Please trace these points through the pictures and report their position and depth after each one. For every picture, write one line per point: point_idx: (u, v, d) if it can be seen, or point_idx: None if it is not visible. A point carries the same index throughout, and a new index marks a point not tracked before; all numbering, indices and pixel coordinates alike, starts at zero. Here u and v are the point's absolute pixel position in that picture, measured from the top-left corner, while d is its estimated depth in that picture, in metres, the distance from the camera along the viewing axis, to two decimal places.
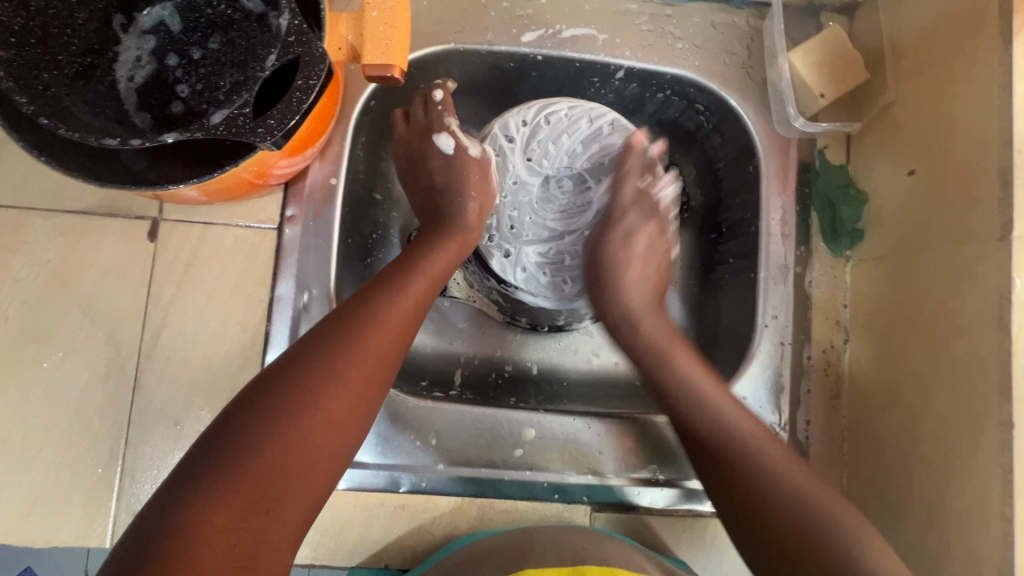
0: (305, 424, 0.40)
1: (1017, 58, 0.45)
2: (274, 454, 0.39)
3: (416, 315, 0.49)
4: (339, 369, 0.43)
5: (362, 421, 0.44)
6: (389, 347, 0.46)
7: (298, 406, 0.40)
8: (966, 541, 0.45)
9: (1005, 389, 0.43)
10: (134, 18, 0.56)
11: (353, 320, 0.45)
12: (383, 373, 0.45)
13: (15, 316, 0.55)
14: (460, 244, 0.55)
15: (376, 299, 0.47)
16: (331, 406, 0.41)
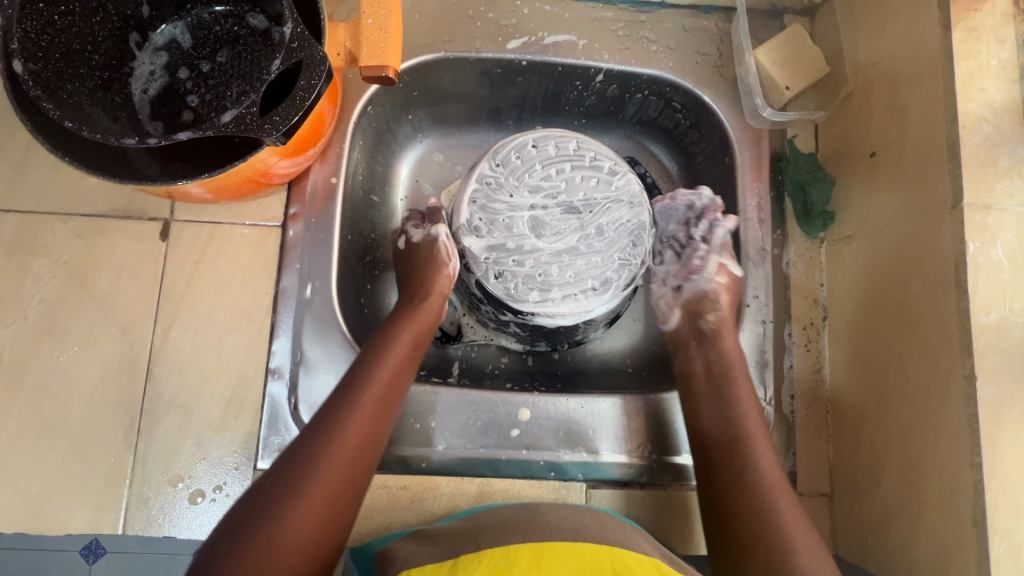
0: (280, 533, 0.43)
1: (956, 43, 0.49)
2: (261, 556, 0.42)
3: (382, 410, 0.53)
4: (318, 467, 0.47)
5: (340, 519, 0.47)
6: (365, 440, 0.50)
7: (282, 512, 0.44)
8: (942, 492, 0.47)
9: (966, 344, 0.46)
10: (148, 36, 0.61)
11: (329, 421, 0.50)
12: (362, 464, 0.49)
13: (34, 313, 0.58)
14: (418, 330, 0.59)
15: (348, 395, 0.52)
16: (313, 504, 0.45)
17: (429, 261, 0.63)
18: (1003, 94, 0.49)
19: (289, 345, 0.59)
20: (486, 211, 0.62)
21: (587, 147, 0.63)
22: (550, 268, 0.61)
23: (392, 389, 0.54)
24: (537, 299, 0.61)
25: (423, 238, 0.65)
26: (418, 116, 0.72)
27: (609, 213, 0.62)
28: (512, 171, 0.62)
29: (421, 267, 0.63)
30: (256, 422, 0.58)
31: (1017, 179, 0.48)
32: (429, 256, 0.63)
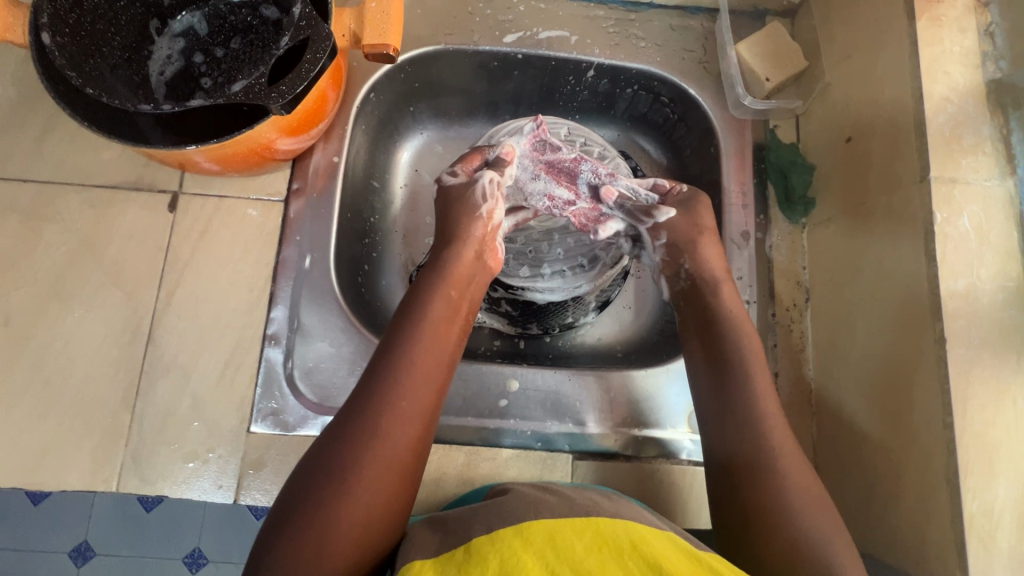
0: (346, 498, 0.42)
1: (920, 31, 0.53)
2: (321, 532, 0.40)
3: (437, 363, 0.50)
4: (376, 424, 0.45)
5: (406, 475, 0.45)
6: (415, 402, 0.47)
7: (339, 488, 0.42)
8: (920, 455, 0.48)
9: (937, 309, 0.48)
10: (167, 23, 0.65)
11: (383, 376, 0.47)
12: (416, 430, 0.46)
13: (44, 276, 0.60)
14: (462, 280, 0.56)
15: (393, 356, 0.48)
16: (377, 458, 0.44)
17: (465, 210, 0.59)
18: (966, 78, 0.52)
19: (286, 313, 0.61)
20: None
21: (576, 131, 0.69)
22: (541, 245, 0.67)
23: (436, 348, 0.51)
24: (527, 275, 0.68)
25: (460, 184, 0.61)
26: (419, 108, 0.75)
27: None
28: None
29: (461, 216, 0.59)
30: (250, 385, 0.59)
31: (981, 155, 0.50)
32: (467, 201, 0.60)
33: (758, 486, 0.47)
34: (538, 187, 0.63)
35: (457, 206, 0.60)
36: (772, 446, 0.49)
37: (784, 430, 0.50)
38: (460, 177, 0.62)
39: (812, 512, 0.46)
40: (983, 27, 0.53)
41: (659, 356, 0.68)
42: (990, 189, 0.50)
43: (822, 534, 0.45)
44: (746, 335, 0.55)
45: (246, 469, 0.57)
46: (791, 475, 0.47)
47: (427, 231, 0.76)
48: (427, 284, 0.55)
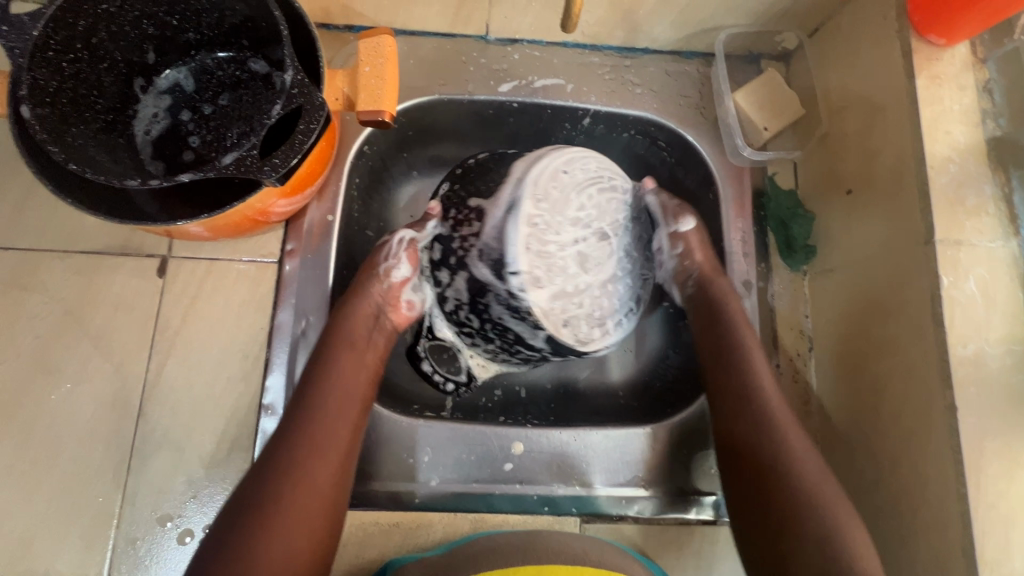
0: (269, 507, 0.45)
1: (921, 90, 0.53)
2: (245, 544, 0.43)
3: (350, 383, 0.54)
4: (292, 445, 0.49)
5: (329, 483, 0.49)
6: (321, 428, 0.50)
7: (241, 547, 0.43)
8: (932, 522, 0.48)
9: (946, 375, 0.47)
10: (153, 80, 0.63)
11: (300, 405, 0.51)
12: (324, 463, 0.49)
13: (27, 349, 0.58)
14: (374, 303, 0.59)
15: (305, 385, 0.53)
16: (292, 473, 0.47)
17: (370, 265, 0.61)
18: (967, 136, 0.51)
19: (282, 380, 0.59)
20: (485, 249, 0.57)
21: (604, 164, 0.61)
22: (603, 300, 0.59)
23: (341, 405, 0.52)
24: (601, 335, 0.59)
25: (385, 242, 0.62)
26: (412, 155, 0.74)
27: (629, 230, 0.61)
28: (555, 207, 0.56)
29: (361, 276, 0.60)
30: (248, 457, 0.58)
31: (985, 217, 0.50)
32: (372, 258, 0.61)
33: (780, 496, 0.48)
34: (575, 244, 0.57)
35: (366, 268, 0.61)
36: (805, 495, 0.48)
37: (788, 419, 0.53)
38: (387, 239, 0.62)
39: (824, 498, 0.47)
40: (982, 84, 0.53)
41: (665, 408, 0.67)
42: (994, 251, 0.49)
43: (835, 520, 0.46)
44: (745, 333, 0.58)
45: None
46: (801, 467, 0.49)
47: None
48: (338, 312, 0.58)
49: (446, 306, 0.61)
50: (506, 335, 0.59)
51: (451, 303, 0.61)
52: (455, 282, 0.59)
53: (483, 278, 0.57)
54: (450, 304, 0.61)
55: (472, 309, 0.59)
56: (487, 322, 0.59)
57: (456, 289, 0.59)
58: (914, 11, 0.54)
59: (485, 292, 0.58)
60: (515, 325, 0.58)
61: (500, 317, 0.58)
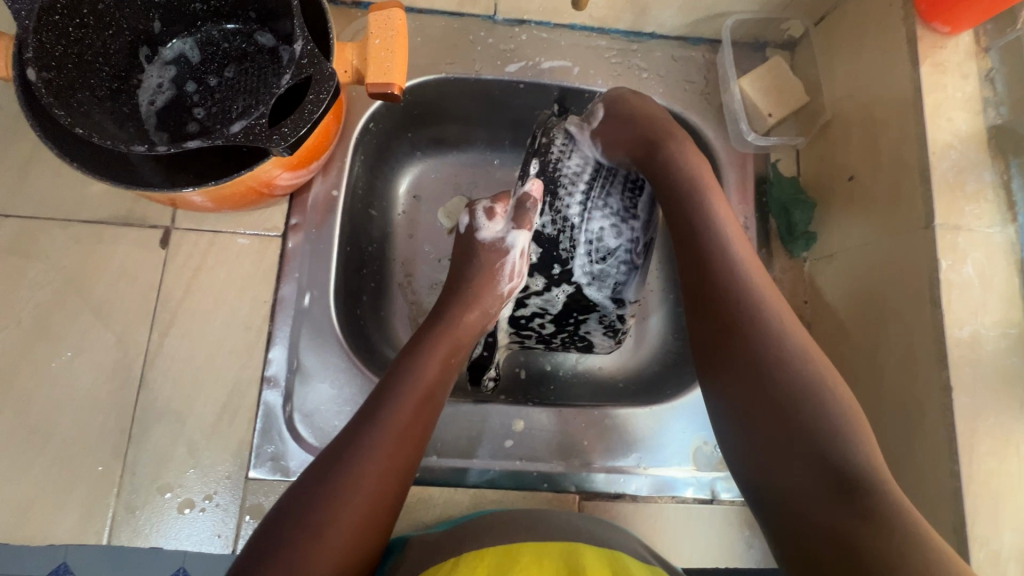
0: (351, 492, 0.43)
1: (924, 77, 0.53)
2: (320, 526, 0.42)
3: (443, 381, 0.52)
4: (383, 431, 0.46)
5: (404, 480, 0.47)
6: (413, 423, 0.48)
7: (329, 516, 0.42)
8: (925, 501, 0.49)
9: (943, 356, 0.48)
10: (157, 50, 0.62)
11: (394, 389, 0.49)
12: (407, 461, 0.47)
13: (28, 317, 0.58)
14: (484, 304, 0.58)
15: (403, 373, 0.51)
16: (381, 463, 0.45)
17: (489, 272, 0.59)
18: (968, 124, 0.52)
19: (285, 353, 0.60)
20: (606, 271, 0.62)
21: None
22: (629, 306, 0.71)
23: (429, 401, 0.50)
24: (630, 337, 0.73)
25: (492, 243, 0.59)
26: (416, 134, 0.74)
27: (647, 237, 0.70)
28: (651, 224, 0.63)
29: (475, 274, 0.59)
30: (249, 430, 0.58)
31: (984, 203, 0.51)
32: (490, 269, 0.59)
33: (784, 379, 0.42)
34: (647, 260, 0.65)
35: (478, 269, 0.59)
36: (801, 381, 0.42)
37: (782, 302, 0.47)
38: (489, 228, 0.60)
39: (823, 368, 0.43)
40: (984, 72, 0.54)
41: (663, 389, 0.67)
42: (992, 236, 0.50)
43: (835, 403, 0.42)
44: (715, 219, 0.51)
45: (244, 516, 0.55)
46: (787, 331, 0.45)
47: (424, 260, 0.74)
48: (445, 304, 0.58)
49: (522, 312, 0.64)
50: (577, 343, 0.68)
51: (531, 310, 0.64)
52: (549, 293, 0.63)
53: (592, 296, 0.63)
54: (527, 311, 0.64)
55: (557, 319, 0.65)
56: (568, 331, 0.66)
57: (551, 302, 0.63)
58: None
59: (589, 310, 0.64)
60: (596, 338, 0.67)
61: (587, 331, 0.66)
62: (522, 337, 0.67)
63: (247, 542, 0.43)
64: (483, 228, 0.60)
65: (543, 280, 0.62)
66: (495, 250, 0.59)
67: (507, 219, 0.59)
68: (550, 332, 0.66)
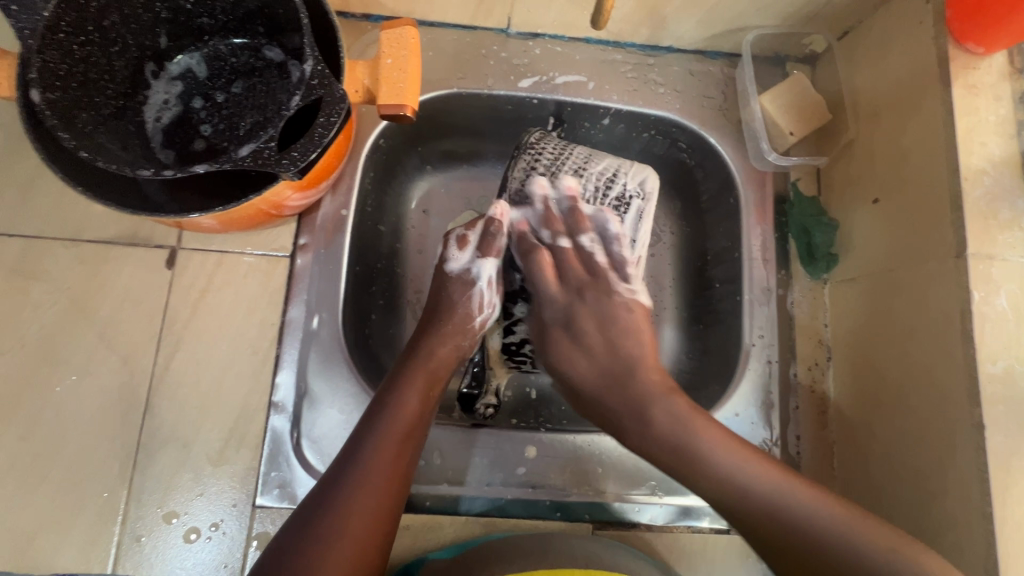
0: (332, 542, 0.43)
1: (956, 100, 0.51)
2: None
3: (423, 414, 0.52)
4: (363, 475, 0.46)
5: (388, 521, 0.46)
6: (393, 463, 0.48)
7: (314, 567, 0.42)
8: (956, 541, 0.47)
9: (974, 392, 0.47)
10: (164, 65, 0.61)
11: (372, 429, 0.49)
12: (389, 502, 0.46)
13: (32, 340, 0.56)
14: (460, 334, 0.58)
15: (381, 411, 0.50)
16: (362, 508, 0.45)
17: (460, 306, 0.58)
18: (1002, 148, 0.50)
19: (293, 377, 0.58)
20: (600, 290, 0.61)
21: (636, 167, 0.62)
22: None
23: (409, 437, 0.50)
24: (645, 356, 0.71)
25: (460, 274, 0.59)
26: (427, 149, 0.72)
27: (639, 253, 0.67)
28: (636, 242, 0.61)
29: (450, 309, 0.58)
30: (256, 455, 0.56)
31: (1019, 231, 0.49)
32: (459, 303, 0.58)
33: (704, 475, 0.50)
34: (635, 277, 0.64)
35: (449, 303, 0.58)
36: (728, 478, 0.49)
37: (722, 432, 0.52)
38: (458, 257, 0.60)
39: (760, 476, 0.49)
40: (1019, 94, 0.52)
41: None
42: None
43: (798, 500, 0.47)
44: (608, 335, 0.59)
45: (251, 545, 0.54)
46: (723, 456, 0.50)
47: (434, 277, 0.72)
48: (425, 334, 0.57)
49: (514, 339, 0.65)
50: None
51: (522, 336, 0.65)
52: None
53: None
54: (517, 338, 0.65)
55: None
56: None
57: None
58: (954, 17, 0.52)
59: None
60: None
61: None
62: (521, 361, 0.66)
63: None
64: (455, 258, 0.60)
65: (527, 307, 0.63)
66: (462, 282, 0.59)
67: (474, 250, 0.59)
68: None
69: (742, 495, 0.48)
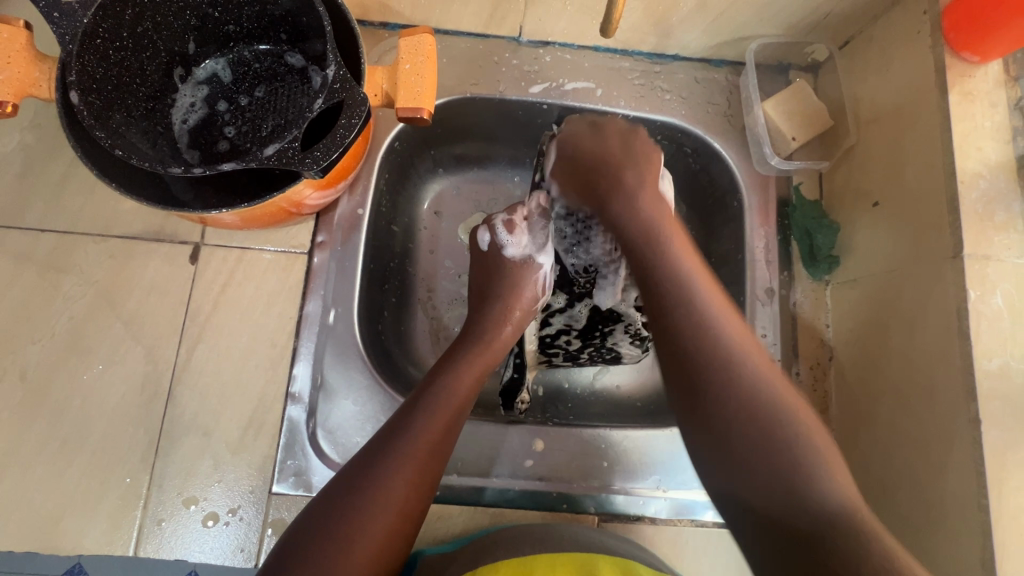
0: (381, 496, 0.44)
1: (953, 106, 0.53)
2: (350, 528, 0.42)
3: (474, 393, 0.53)
4: (416, 439, 0.47)
5: (431, 490, 0.48)
6: (445, 435, 0.49)
7: (358, 523, 0.43)
8: (953, 532, 0.48)
9: (970, 388, 0.48)
10: (191, 70, 0.64)
11: (430, 397, 0.50)
12: (435, 472, 0.48)
13: (62, 331, 0.59)
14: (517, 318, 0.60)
15: (439, 383, 0.52)
16: (414, 469, 0.46)
17: (517, 285, 0.61)
18: (997, 153, 0.52)
19: (309, 369, 0.60)
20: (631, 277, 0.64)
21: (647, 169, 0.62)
22: None
23: (460, 411, 0.51)
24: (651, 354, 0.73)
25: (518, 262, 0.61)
26: (439, 152, 0.75)
27: None
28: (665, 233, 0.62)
29: (503, 288, 0.60)
30: (274, 444, 0.58)
31: (1014, 233, 0.50)
32: (519, 285, 0.61)
33: (741, 368, 0.46)
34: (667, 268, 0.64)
35: (508, 283, 0.61)
36: (749, 369, 0.46)
37: (782, 380, 0.47)
38: (511, 245, 0.62)
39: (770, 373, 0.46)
40: (1014, 101, 0.54)
41: None
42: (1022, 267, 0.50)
43: (808, 442, 0.43)
44: (659, 237, 0.53)
45: (266, 531, 0.56)
46: (703, 289, 0.50)
47: (445, 276, 0.74)
48: (483, 309, 0.60)
49: (547, 330, 0.67)
50: (604, 355, 0.68)
51: (557, 327, 0.67)
52: (571, 309, 0.66)
53: (611, 306, 0.65)
54: (552, 329, 0.67)
55: (582, 334, 0.67)
56: (595, 345, 0.67)
57: (574, 317, 0.66)
58: (950, 28, 0.54)
59: (614, 319, 0.66)
60: (625, 350, 0.67)
61: (614, 342, 0.67)
62: (550, 356, 0.68)
63: (281, 537, 0.44)
64: (507, 244, 0.61)
65: (564, 297, 0.66)
66: (522, 266, 0.61)
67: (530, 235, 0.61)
68: (577, 348, 0.68)
69: (774, 421, 0.44)
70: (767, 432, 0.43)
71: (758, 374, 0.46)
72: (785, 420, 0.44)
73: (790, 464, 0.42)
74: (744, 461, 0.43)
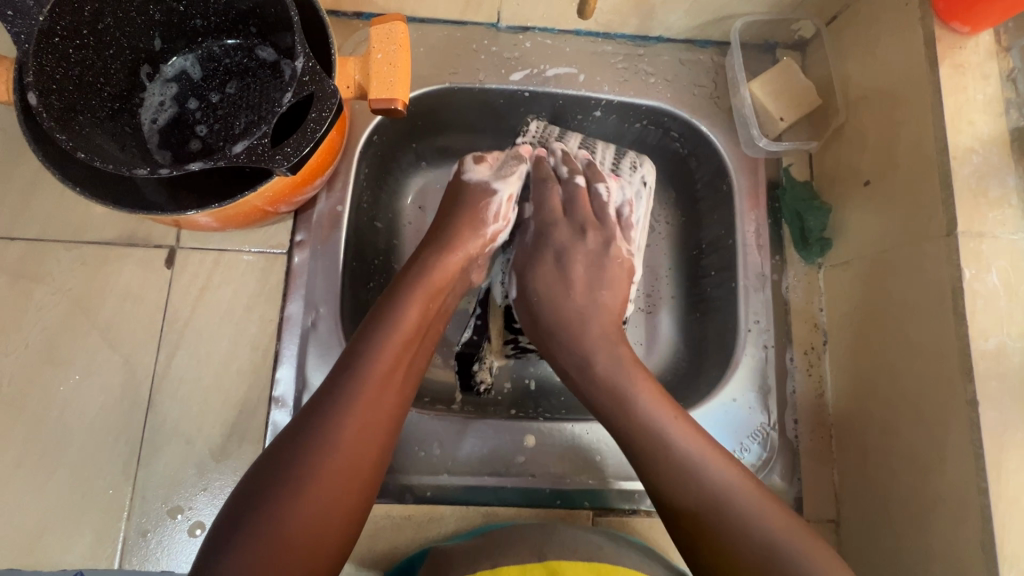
0: (333, 435, 0.43)
1: (943, 79, 0.52)
2: (302, 469, 0.42)
3: (423, 325, 0.52)
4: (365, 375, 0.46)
5: (386, 423, 0.47)
6: (393, 367, 0.48)
7: (310, 464, 0.42)
8: (953, 516, 0.48)
9: (967, 367, 0.47)
10: (159, 68, 0.62)
11: (376, 334, 0.49)
12: (387, 404, 0.47)
13: (36, 341, 0.57)
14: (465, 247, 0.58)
15: (385, 317, 0.50)
16: (365, 403, 0.46)
17: (472, 208, 0.59)
18: (989, 127, 0.51)
19: (293, 373, 0.59)
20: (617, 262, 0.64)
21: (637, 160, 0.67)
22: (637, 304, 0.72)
23: (408, 344, 0.50)
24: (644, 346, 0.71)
25: (478, 187, 0.60)
26: (421, 145, 0.73)
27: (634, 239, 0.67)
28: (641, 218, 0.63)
29: (459, 215, 0.59)
30: (259, 449, 0.57)
31: (1008, 208, 0.49)
32: (474, 209, 0.59)
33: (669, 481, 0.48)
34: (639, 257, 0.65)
35: (464, 207, 0.59)
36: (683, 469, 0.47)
37: (727, 463, 0.48)
38: (480, 169, 0.61)
39: (739, 483, 0.47)
40: (1006, 73, 0.52)
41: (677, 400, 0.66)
42: (1017, 243, 0.48)
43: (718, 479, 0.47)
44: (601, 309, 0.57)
45: None
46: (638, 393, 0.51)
47: None
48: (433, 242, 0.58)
49: None
50: None
51: None
52: None
53: None
54: None
55: None
56: None
57: None
58: None
59: None
60: None
61: None
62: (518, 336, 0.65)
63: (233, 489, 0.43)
64: (473, 168, 0.61)
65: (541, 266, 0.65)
66: (480, 190, 0.60)
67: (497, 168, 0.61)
68: None
69: (689, 485, 0.47)
70: (694, 491, 0.47)
71: (659, 427, 0.49)
72: (762, 535, 0.45)
73: (713, 560, 0.45)
74: (664, 493, 0.48)
